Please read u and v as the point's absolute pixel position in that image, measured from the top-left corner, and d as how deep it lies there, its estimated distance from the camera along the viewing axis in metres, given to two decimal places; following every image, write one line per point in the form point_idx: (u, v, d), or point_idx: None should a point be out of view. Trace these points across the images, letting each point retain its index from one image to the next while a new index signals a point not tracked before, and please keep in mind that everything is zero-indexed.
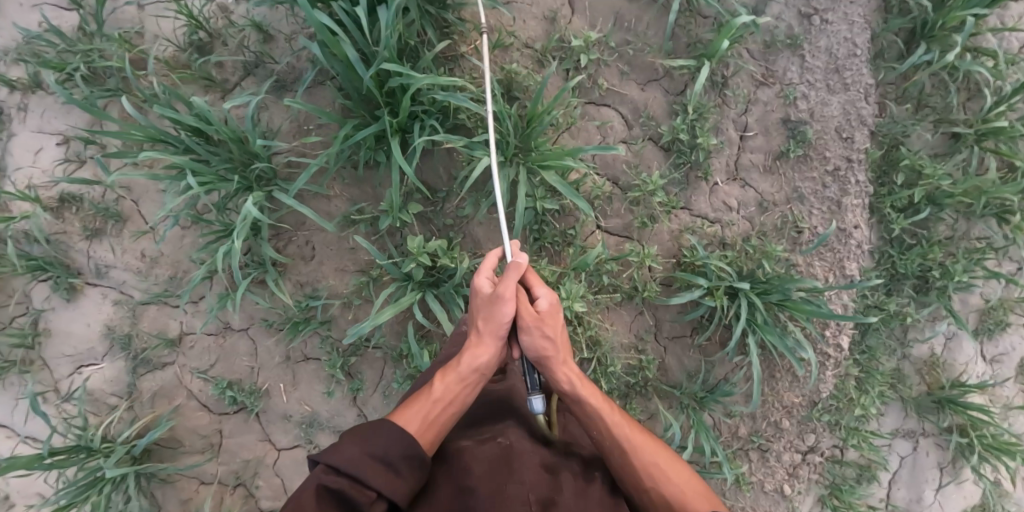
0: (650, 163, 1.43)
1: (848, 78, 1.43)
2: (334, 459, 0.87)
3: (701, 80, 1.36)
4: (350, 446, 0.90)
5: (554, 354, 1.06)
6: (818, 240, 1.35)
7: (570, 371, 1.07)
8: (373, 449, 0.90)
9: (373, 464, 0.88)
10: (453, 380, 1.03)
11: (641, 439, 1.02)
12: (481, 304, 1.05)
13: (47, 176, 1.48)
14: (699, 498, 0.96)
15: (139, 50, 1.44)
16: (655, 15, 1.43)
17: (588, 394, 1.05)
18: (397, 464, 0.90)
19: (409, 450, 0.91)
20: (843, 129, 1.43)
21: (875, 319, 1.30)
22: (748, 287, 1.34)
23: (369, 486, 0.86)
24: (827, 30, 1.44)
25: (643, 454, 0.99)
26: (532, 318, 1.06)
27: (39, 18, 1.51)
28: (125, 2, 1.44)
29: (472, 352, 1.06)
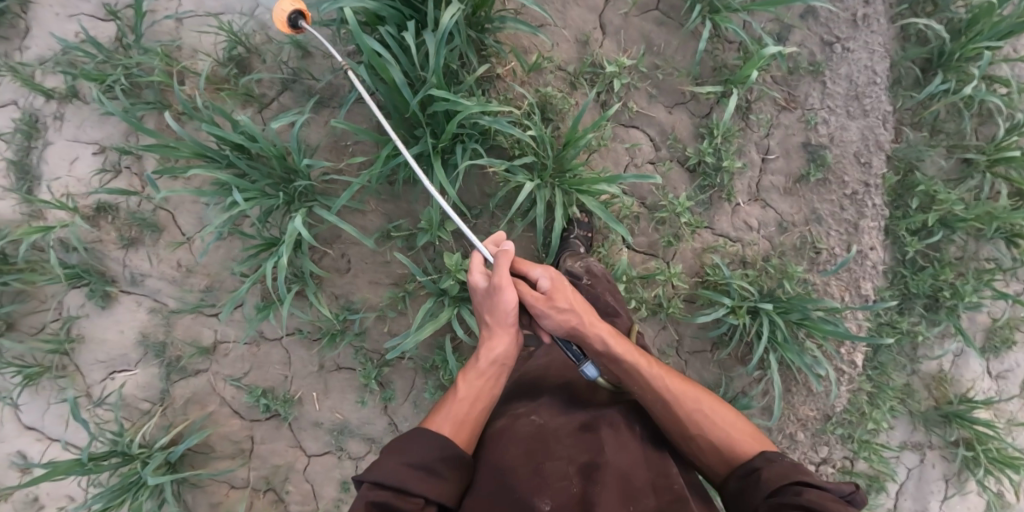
0: (676, 185, 1.49)
1: (867, 105, 1.48)
2: (374, 476, 0.88)
3: (731, 106, 1.41)
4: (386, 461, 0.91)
5: (579, 323, 1.07)
6: (840, 263, 1.40)
7: (601, 330, 1.09)
8: (408, 459, 0.91)
9: (414, 473, 0.90)
10: (473, 374, 1.05)
11: (680, 388, 1.05)
12: (484, 300, 1.06)
13: (83, 185, 1.50)
14: (745, 438, 1.01)
15: (178, 63, 1.47)
16: (685, 41, 1.49)
17: (619, 352, 1.07)
18: (436, 468, 0.92)
19: (445, 451, 0.94)
20: (862, 154, 1.48)
21: (892, 339, 1.35)
22: (770, 307, 1.39)
23: (413, 495, 0.87)
24: (847, 58, 1.50)
25: (686, 402, 1.03)
26: (539, 302, 1.07)
27: (77, 29, 1.53)
28: (165, 16, 1.47)
29: (487, 344, 1.08)
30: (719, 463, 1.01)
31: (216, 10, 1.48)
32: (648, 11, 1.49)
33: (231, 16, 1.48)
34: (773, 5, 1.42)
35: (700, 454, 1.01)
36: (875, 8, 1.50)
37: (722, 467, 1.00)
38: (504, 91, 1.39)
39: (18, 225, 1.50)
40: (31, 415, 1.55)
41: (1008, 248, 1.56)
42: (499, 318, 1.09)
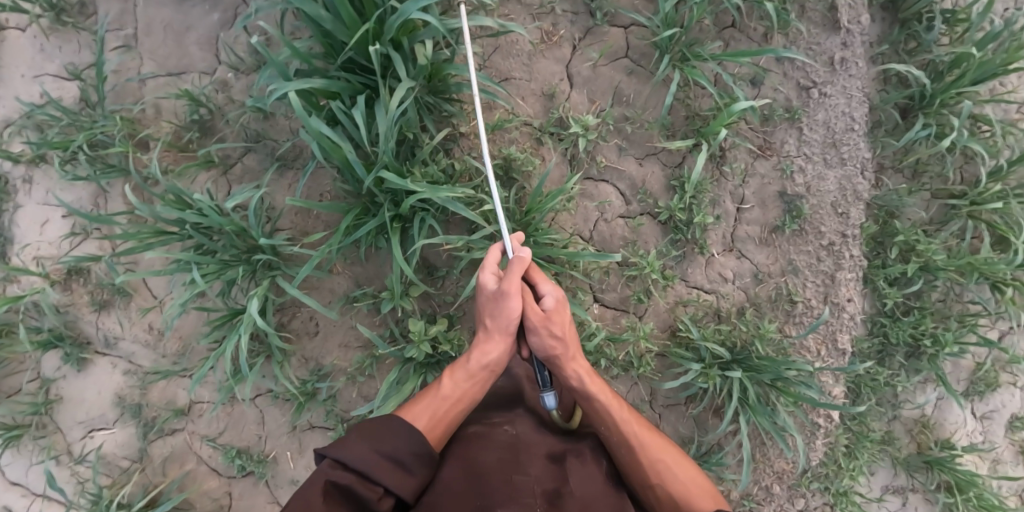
0: (648, 240, 1.46)
1: (845, 153, 1.44)
2: (346, 458, 0.98)
3: (700, 162, 1.37)
4: (360, 445, 1.00)
5: (563, 353, 1.17)
6: (812, 327, 1.38)
7: (579, 367, 1.19)
8: (382, 447, 1.01)
9: (384, 462, 1.00)
10: (462, 376, 1.16)
11: (647, 436, 1.15)
12: (490, 303, 1.16)
13: (55, 249, 1.51)
14: (699, 492, 1.10)
15: (141, 126, 1.46)
16: (655, 90, 1.44)
17: (594, 389, 1.17)
18: (405, 461, 1.03)
19: (418, 448, 1.04)
20: (839, 204, 1.44)
21: (861, 410, 1.36)
22: (740, 374, 1.38)
23: (377, 484, 0.98)
24: (825, 104, 1.45)
25: (648, 449, 1.14)
26: (537, 319, 1.17)
27: (41, 90, 1.52)
28: (128, 79, 1.46)
29: (482, 347, 1.18)
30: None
31: (179, 70, 1.48)
32: (618, 60, 1.45)
33: (194, 76, 1.47)
34: (745, 56, 1.37)
35: (654, 498, 1.12)
36: (854, 51, 1.45)
37: None
38: (469, 149, 1.35)
39: None
40: (13, 473, 1.56)
41: (993, 294, 1.53)
42: (500, 324, 1.18)
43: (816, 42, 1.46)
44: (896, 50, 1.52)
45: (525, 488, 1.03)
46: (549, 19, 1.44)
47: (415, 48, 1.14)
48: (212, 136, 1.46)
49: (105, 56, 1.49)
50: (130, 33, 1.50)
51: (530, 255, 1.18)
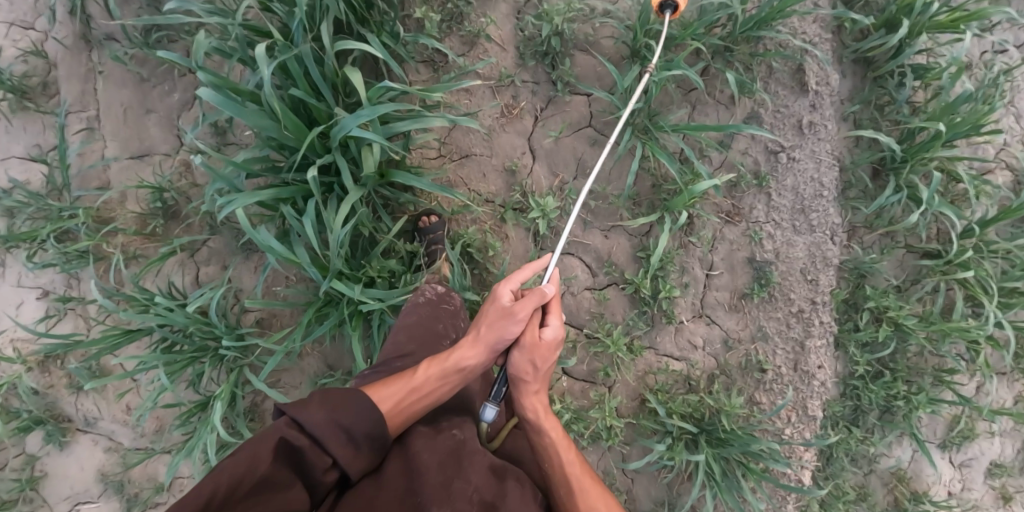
0: (616, 311, 1.45)
1: (814, 220, 1.42)
2: (304, 418, 0.82)
3: (664, 239, 1.34)
4: (319, 410, 0.84)
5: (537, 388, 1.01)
6: (776, 410, 1.37)
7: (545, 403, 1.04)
8: (341, 419, 0.86)
9: (337, 435, 0.84)
10: (437, 372, 1.00)
11: (593, 491, 0.99)
12: (494, 315, 1.00)
13: (31, 331, 1.52)
14: None
15: (108, 211, 1.46)
16: (619, 160, 1.43)
17: (550, 426, 1.02)
18: (358, 441, 0.87)
19: (375, 433, 0.88)
20: (808, 271, 1.43)
21: (824, 496, 1.37)
22: (703, 461, 1.37)
23: (327, 454, 0.83)
24: (793, 168, 1.43)
25: (589, 501, 0.97)
26: (533, 342, 1.01)
27: (9, 174, 1.53)
28: (92, 165, 1.46)
29: (465, 350, 1.02)
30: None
31: (142, 151, 1.48)
32: (581, 129, 1.43)
33: (158, 157, 1.47)
34: (706, 130, 1.34)
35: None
36: (822, 114, 1.42)
37: None
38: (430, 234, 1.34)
39: None
40: None
41: (970, 354, 1.50)
42: (489, 338, 1.01)
43: (783, 105, 1.43)
44: (871, 114, 1.48)
45: (464, 494, 0.88)
46: (509, 92, 1.42)
47: (362, 151, 1.12)
48: (177, 218, 1.46)
49: (69, 139, 1.50)
50: (94, 114, 1.51)
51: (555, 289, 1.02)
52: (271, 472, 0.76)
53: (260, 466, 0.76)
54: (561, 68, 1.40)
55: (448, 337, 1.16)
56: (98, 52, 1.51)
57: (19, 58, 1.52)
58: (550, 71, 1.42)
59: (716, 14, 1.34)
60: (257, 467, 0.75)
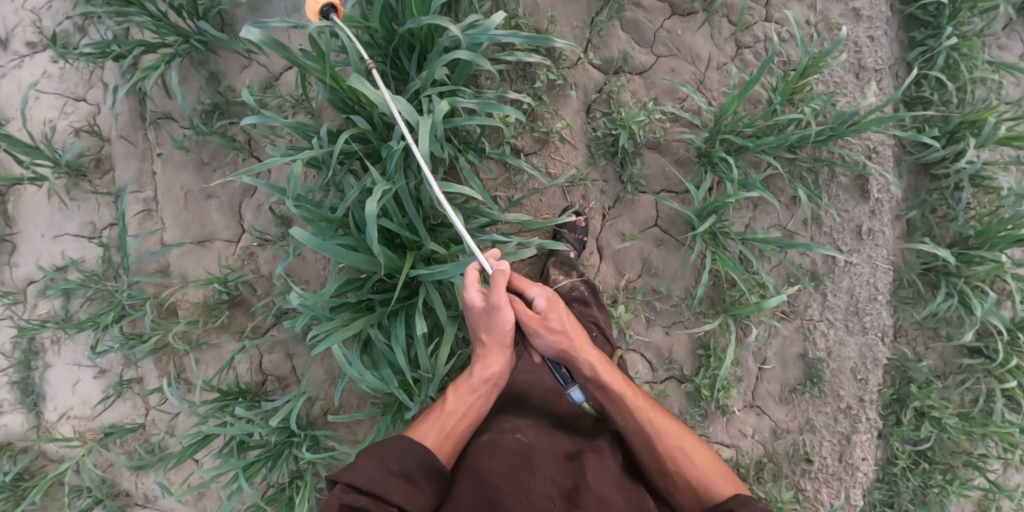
0: (673, 404, 1.49)
1: (867, 322, 1.48)
2: (356, 479, 0.88)
3: (730, 347, 1.40)
4: (368, 465, 0.90)
5: (570, 346, 1.07)
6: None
7: (591, 357, 1.09)
8: (390, 465, 0.91)
9: (393, 481, 0.90)
10: (464, 389, 1.05)
11: (664, 425, 1.06)
12: (482, 319, 1.03)
13: (87, 409, 1.52)
14: (717, 479, 1.01)
15: (169, 296, 1.45)
16: (684, 260, 1.45)
17: (610, 379, 1.07)
18: (417, 478, 0.93)
19: (429, 467, 0.94)
20: (858, 370, 1.49)
21: None
22: None
23: (392, 504, 0.88)
24: (849, 271, 1.47)
25: (665, 438, 1.04)
26: (534, 321, 1.07)
27: (63, 251, 1.50)
28: (153, 248, 1.45)
29: (484, 361, 1.07)
30: (692, 502, 1.01)
31: (203, 236, 1.46)
32: (647, 228, 1.45)
33: (219, 243, 1.46)
34: (774, 241, 1.37)
35: (674, 491, 1.02)
36: (881, 220, 1.46)
37: (694, 505, 1.01)
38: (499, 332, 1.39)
39: (29, 448, 1.53)
40: None
41: (1008, 452, 1.55)
42: (497, 339, 1.07)
43: (845, 209, 1.47)
44: (924, 218, 1.53)
45: (542, 492, 0.98)
46: (579, 192, 1.43)
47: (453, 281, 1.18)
48: (241, 305, 1.46)
49: (126, 220, 1.47)
50: (152, 195, 1.48)
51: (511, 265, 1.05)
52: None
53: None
54: (632, 169, 1.42)
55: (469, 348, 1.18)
56: (154, 131, 1.47)
57: (75, 134, 1.49)
58: (619, 169, 1.44)
59: (797, 133, 1.37)
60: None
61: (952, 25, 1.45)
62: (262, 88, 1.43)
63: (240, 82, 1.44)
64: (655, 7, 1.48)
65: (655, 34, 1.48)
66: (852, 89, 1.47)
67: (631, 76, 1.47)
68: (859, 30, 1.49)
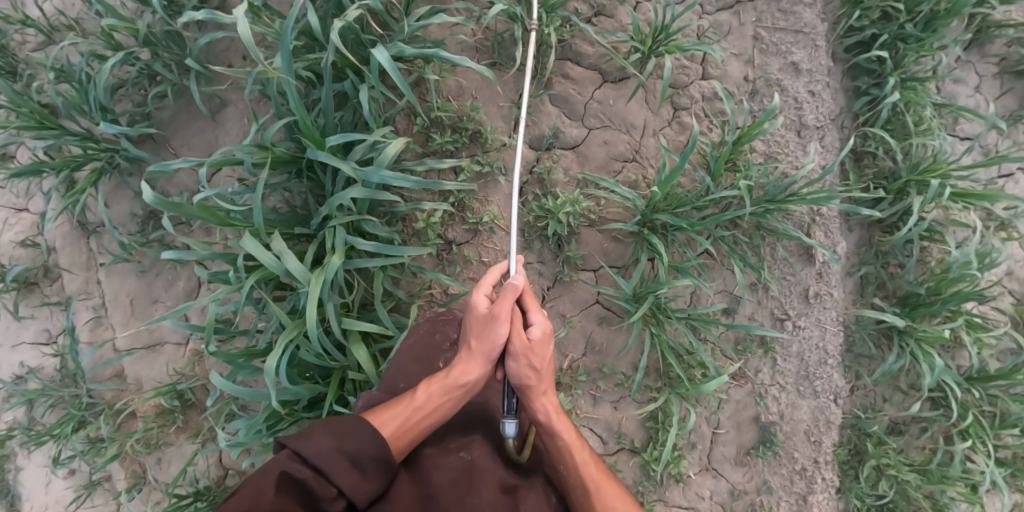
0: (626, 476, 1.49)
1: (818, 385, 1.46)
2: (306, 448, 0.91)
3: (674, 426, 1.38)
4: (324, 439, 0.93)
5: (539, 385, 1.10)
6: None
7: (552, 402, 1.12)
8: (346, 447, 0.95)
9: (344, 462, 0.93)
10: (438, 390, 1.09)
11: (605, 485, 1.08)
12: (477, 324, 1.08)
13: (60, 508, 1.57)
14: None
15: (124, 400, 1.49)
16: (627, 334, 1.44)
17: (563, 428, 1.11)
18: (365, 467, 0.96)
19: (380, 456, 0.97)
20: (812, 432, 1.48)
21: None
22: None
23: (331, 482, 0.91)
24: (798, 336, 1.45)
25: (605, 497, 1.07)
26: (521, 347, 1.10)
27: (23, 359, 1.55)
28: (104, 355, 1.48)
29: (463, 367, 1.10)
30: None
31: (153, 341, 1.50)
32: (588, 307, 1.44)
33: (169, 346, 1.49)
34: (712, 322, 1.35)
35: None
36: (828, 283, 1.43)
37: None
38: None
39: None
40: None
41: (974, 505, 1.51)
42: (484, 349, 1.10)
43: (791, 273, 1.44)
44: (876, 277, 1.49)
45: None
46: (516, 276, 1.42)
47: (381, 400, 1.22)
48: (194, 405, 1.48)
49: (78, 328, 1.51)
50: (100, 301, 1.52)
51: (524, 281, 1.11)
52: (278, 501, 0.85)
53: (264, 497, 0.84)
54: (567, 250, 1.41)
55: (451, 339, 1.23)
56: (96, 239, 1.50)
57: (21, 246, 1.52)
58: (556, 250, 1.42)
59: (732, 212, 1.34)
60: (260, 499, 0.83)
61: (895, 75, 1.40)
62: (194, 192, 1.45)
63: (172, 188, 1.46)
64: (584, 77, 1.44)
65: (586, 106, 1.44)
66: (794, 149, 1.42)
67: (564, 151, 1.43)
68: (799, 85, 1.44)
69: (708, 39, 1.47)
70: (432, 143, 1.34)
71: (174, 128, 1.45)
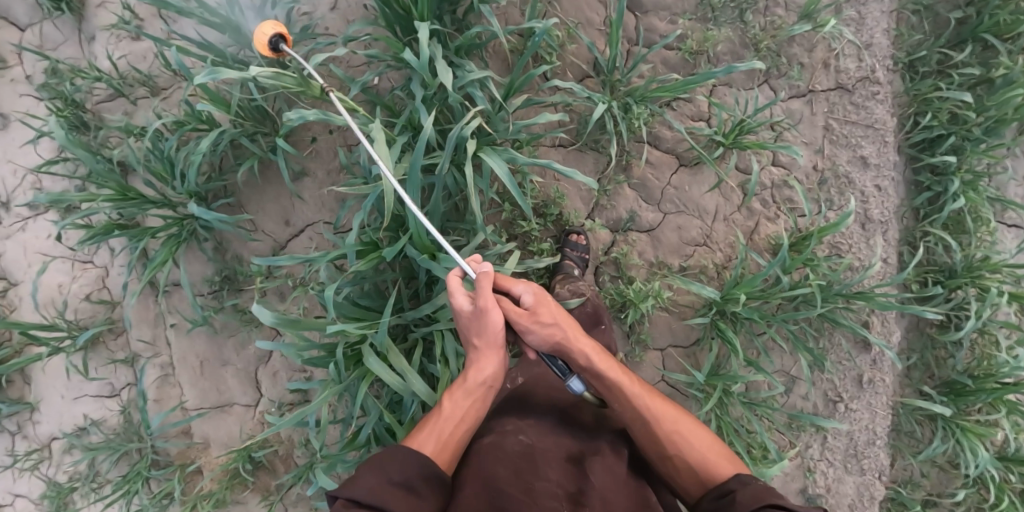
0: None
1: (865, 463, 1.54)
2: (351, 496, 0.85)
3: None
4: (368, 477, 0.87)
5: (563, 338, 1.06)
6: None
7: (585, 345, 1.08)
8: (391, 477, 0.88)
9: (396, 492, 0.87)
10: (461, 394, 1.02)
11: (659, 406, 1.06)
12: (471, 325, 1.02)
13: None
14: (717, 460, 1.01)
15: (193, 458, 1.50)
16: (691, 412, 1.50)
17: (603, 367, 1.07)
18: (418, 488, 0.90)
19: (429, 472, 0.92)
20: (856, 506, 1.55)
21: None
22: None
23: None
24: (850, 417, 1.51)
25: (665, 423, 1.04)
26: (525, 318, 1.05)
27: (84, 413, 1.53)
28: (172, 416, 1.48)
29: (477, 363, 1.05)
30: (692, 483, 1.02)
31: (222, 402, 1.50)
32: (654, 385, 1.49)
33: (238, 407, 1.51)
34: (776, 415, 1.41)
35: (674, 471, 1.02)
36: (881, 369, 1.50)
37: (694, 486, 1.01)
38: None
39: None
40: None
41: None
42: (490, 340, 1.05)
43: (848, 358, 1.50)
44: (923, 361, 1.57)
45: (547, 491, 0.99)
46: None
47: None
48: (263, 467, 1.50)
49: (146, 386, 1.50)
50: (167, 360, 1.51)
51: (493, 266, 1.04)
52: None
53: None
54: (639, 331, 1.45)
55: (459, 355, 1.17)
56: (166, 299, 1.49)
57: (88, 302, 1.50)
58: (627, 330, 1.46)
59: (804, 311, 1.39)
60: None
61: (959, 176, 1.45)
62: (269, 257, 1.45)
63: (248, 253, 1.46)
64: (662, 161, 1.47)
65: (663, 192, 1.47)
66: (859, 242, 1.48)
67: (639, 234, 1.46)
68: (866, 178, 1.49)
69: (781, 128, 1.51)
70: (517, 229, 1.36)
71: (252, 194, 1.45)
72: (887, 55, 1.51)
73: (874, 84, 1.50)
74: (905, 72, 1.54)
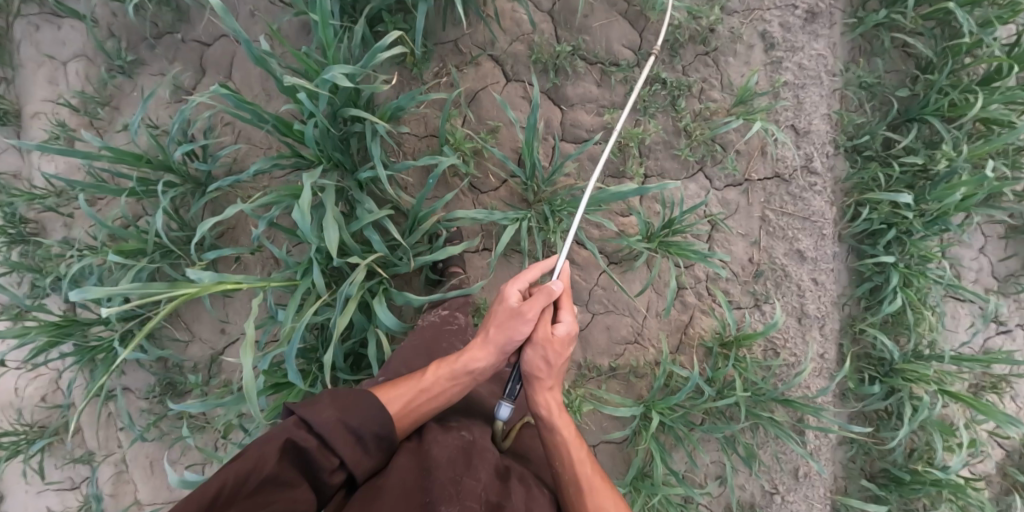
0: None
1: None
2: (312, 418, 0.86)
3: None
4: (330, 411, 0.88)
5: (547, 376, 1.04)
6: None
7: (554, 401, 1.04)
8: (349, 420, 0.88)
9: (345, 433, 0.87)
10: (446, 374, 1.02)
11: (602, 486, 0.98)
12: (501, 316, 1.02)
13: None
14: None
15: None
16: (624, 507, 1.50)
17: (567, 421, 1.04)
18: (366, 441, 0.89)
19: (383, 432, 0.90)
20: None
21: None
22: None
23: (334, 453, 0.85)
24: (787, 508, 1.50)
25: (601, 499, 0.96)
26: (545, 338, 1.04)
27: (45, 507, 1.59)
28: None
29: (475, 352, 1.04)
30: None
31: (173, 497, 1.57)
32: None
33: None
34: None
35: None
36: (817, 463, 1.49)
37: None
38: None
39: None
40: None
41: None
42: (498, 340, 1.04)
43: (784, 451, 1.48)
44: (865, 450, 1.54)
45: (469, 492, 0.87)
46: None
47: None
48: None
49: (100, 484, 1.56)
50: (120, 457, 1.57)
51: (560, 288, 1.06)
52: (276, 470, 0.79)
53: (266, 464, 0.78)
54: None
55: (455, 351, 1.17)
56: (114, 402, 1.54)
57: (42, 405, 1.57)
58: None
59: (728, 424, 1.38)
60: (263, 463, 0.78)
61: (899, 271, 1.40)
62: (206, 365, 1.49)
63: (185, 359, 1.49)
64: (589, 263, 1.46)
65: (591, 292, 1.46)
66: (794, 337, 1.45)
67: None
68: (803, 272, 1.45)
69: (715, 218, 1.46)
70: None
71: (187, 306, 1.49)
72: (825, 142, 1.45)
73: (811, 174, 1.45)
74: (848, 155, 1.48)
